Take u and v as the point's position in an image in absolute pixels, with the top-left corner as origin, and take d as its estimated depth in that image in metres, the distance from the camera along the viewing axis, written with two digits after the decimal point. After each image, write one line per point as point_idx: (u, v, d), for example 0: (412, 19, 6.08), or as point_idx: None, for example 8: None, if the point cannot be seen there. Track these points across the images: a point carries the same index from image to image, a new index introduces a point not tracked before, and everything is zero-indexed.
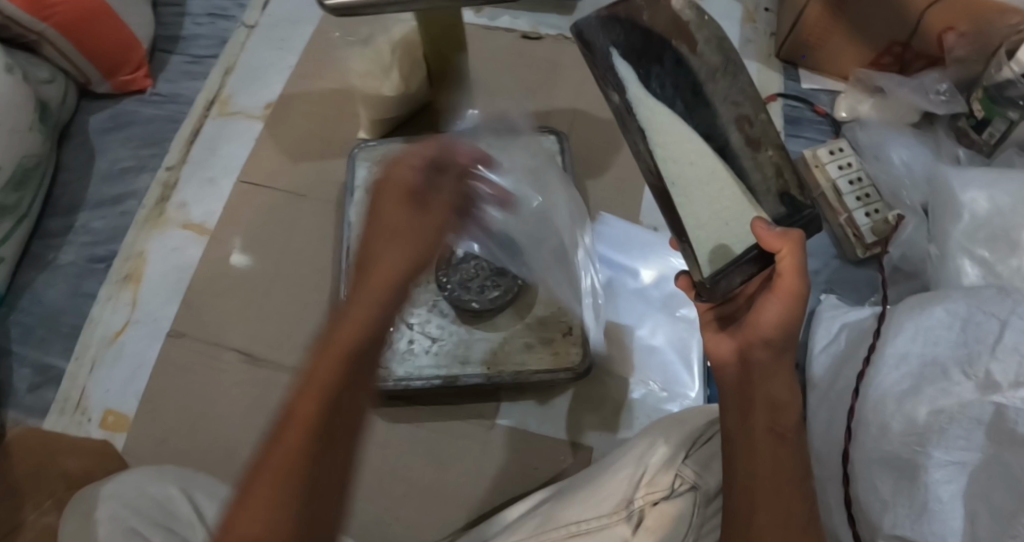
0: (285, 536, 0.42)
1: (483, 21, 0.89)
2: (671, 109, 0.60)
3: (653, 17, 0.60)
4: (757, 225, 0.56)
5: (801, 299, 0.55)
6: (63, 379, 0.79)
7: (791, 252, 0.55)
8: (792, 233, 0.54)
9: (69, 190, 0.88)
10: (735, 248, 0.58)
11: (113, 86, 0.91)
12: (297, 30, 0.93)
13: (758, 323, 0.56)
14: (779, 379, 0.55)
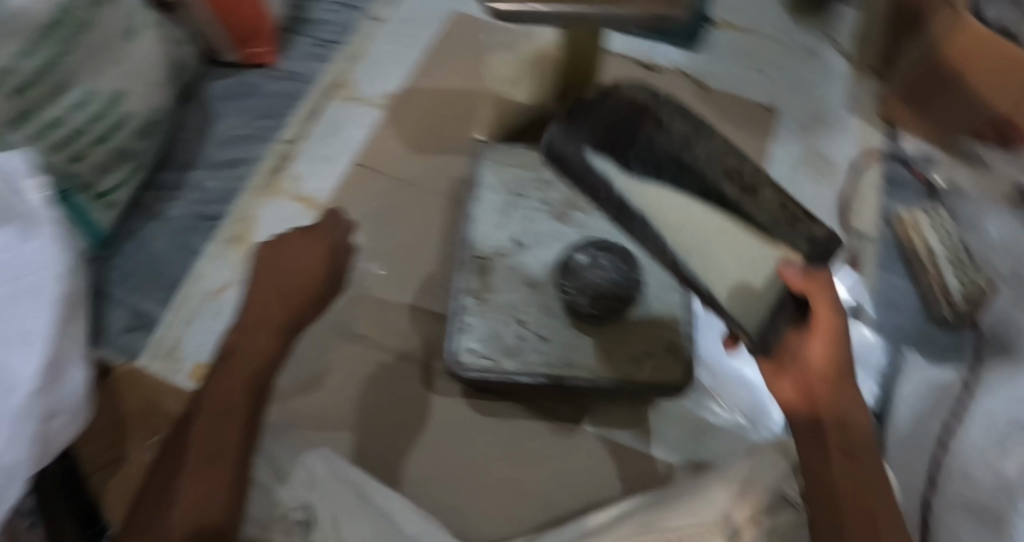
0: (208, 509, 0.53)
1: (617, 51, 0.91)
2: (658, 186, 0.62)
3: (615, 106, 0.62)
4: (783, 268, 0.57)
5: (840, 329, 0.57)
6: (157, 327, 0.82)
7: (820, 290, 0.56)
8: (819, 272, 0.56)
9: (185, 147, 0.92)
10: (756, 285, 0.60)
11: (239, 56, 0.95)
12: (423, 30, 0.97)
13: (813, 361, 0.57)
14: (839, 405, 0.57)
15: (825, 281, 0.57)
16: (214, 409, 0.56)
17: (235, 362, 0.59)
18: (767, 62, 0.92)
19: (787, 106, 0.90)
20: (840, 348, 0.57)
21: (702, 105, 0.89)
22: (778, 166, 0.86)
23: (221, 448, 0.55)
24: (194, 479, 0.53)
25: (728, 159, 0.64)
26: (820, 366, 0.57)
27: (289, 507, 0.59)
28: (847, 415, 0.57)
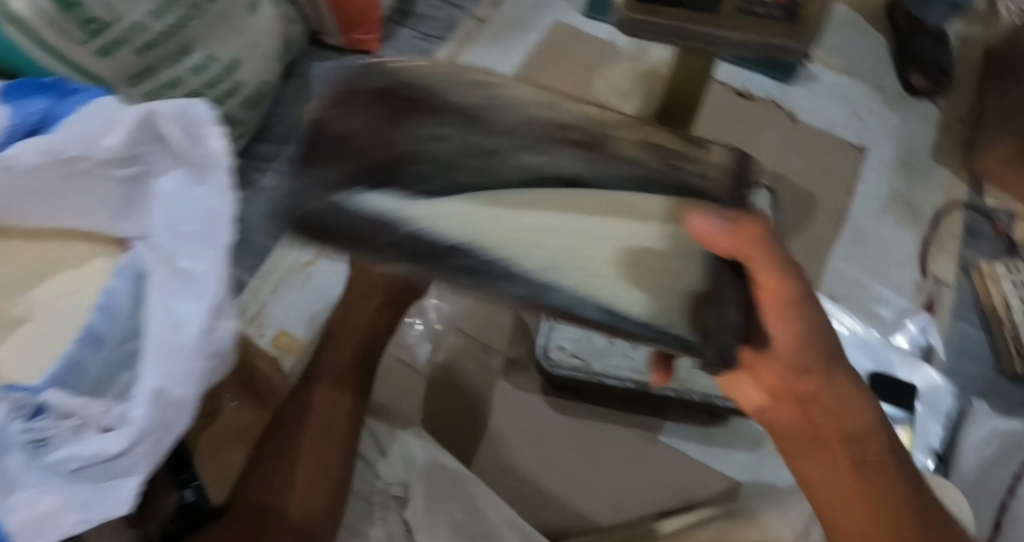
0: (329, 484, 0.61)
1: (729, 81, 0.93)
2: (438, 203, 0.43)
3: (354, 124, 0.43)
4: (697, 223, 0.42)
5: (797, 303, 0.47)
6: (244, 290, 0.84)
7: (751, 241, 0.43)
8: (744, 228, 0.42)
9: (285, 122, 0.95)
10: (652, 246, 0.44)
11: (345, 41, 0.98)
12: (525, 35, 0.99)
13: (788, 356, 0.51)
14: (834, 396, 0.52)
15: (762, 228, 0.43)
16: (322, 410, 0.64)
17: (326, 360, 0.67)
18: (859, 104, 0.93)
19: (874, 147, 0.91)
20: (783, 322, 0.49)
21: (793, 137, 0.91)
22: (862, 205, 0.88)
23: (333, 436, 0.63)
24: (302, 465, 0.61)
25: (548, 111, 0.45)
26: (794, 360, 0.51)
27: (392, 482, 0.62)
28: (839, 408, 0.53)
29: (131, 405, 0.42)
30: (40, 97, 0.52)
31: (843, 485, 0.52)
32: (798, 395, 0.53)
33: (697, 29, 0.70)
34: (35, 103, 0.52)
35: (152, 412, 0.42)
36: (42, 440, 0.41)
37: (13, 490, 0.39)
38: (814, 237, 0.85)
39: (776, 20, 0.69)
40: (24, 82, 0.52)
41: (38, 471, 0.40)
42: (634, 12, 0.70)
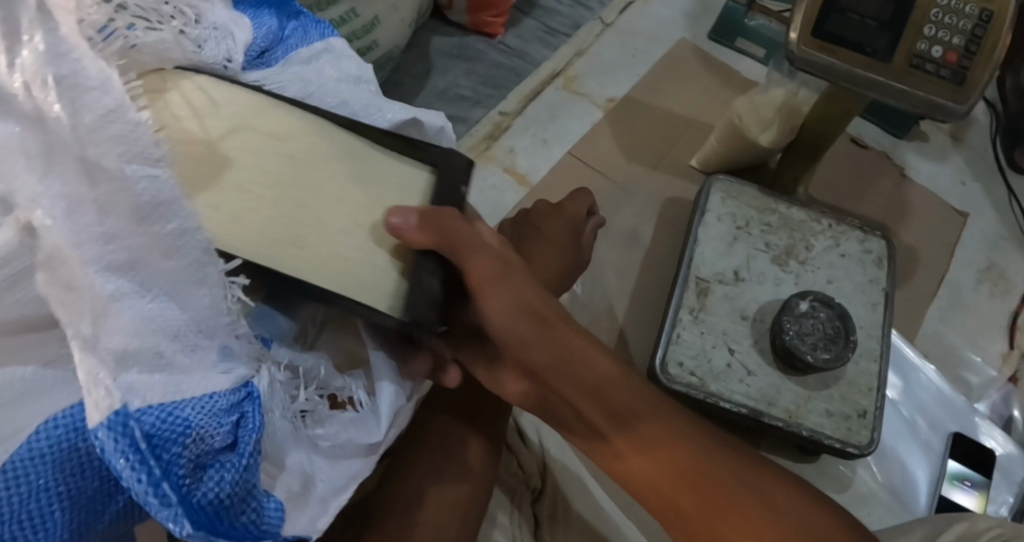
0: (475, 513, 0.56)
1: (850, 133, 0.95)
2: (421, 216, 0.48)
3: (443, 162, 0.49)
4: (393, 222, 0.44)
5: (444, 238, 0.46)
6: None
7: (445, 235, 0.46)
8: (421, 236, 0.45)
9: (401, 90, 0.94)
10: (368, 272, 0.45)
11: (471, 21, 0.98)
12: (651, 47, 0.99)
13: (577, 361, 0.49)
14: (548, 331, 0.49)
15: (451, 218, 0.46)
16: (469, 433, 0.60)
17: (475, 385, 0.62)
18: (964, 170, 0.96)
19: (976, 216, 0.93)
20: (560, 331, 0.50)
21: (901, 196, 0.93)
22: (961, 269, 0.90)
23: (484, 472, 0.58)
24: (439, 518, 0.55)
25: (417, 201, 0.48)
26: (671, 439, 0.49)
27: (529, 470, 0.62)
28: (649, 415, 0.49)
29: (372, 400, 0.45)
30: (269, 14, 0.51)
31: (713, 502, 0.47)
32: (605, 400, 0.49)
33: (863, 77, 0.72)
34: (270, 22, 0.51)
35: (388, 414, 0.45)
36: (306, 412, 0.43)
37: (285, 455, 0.41)
38: (915, 294, 0.88)
39: (942, 80, 0.71)
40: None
41: (293, 439, 0.42)
42: (807, 47, 0.72)
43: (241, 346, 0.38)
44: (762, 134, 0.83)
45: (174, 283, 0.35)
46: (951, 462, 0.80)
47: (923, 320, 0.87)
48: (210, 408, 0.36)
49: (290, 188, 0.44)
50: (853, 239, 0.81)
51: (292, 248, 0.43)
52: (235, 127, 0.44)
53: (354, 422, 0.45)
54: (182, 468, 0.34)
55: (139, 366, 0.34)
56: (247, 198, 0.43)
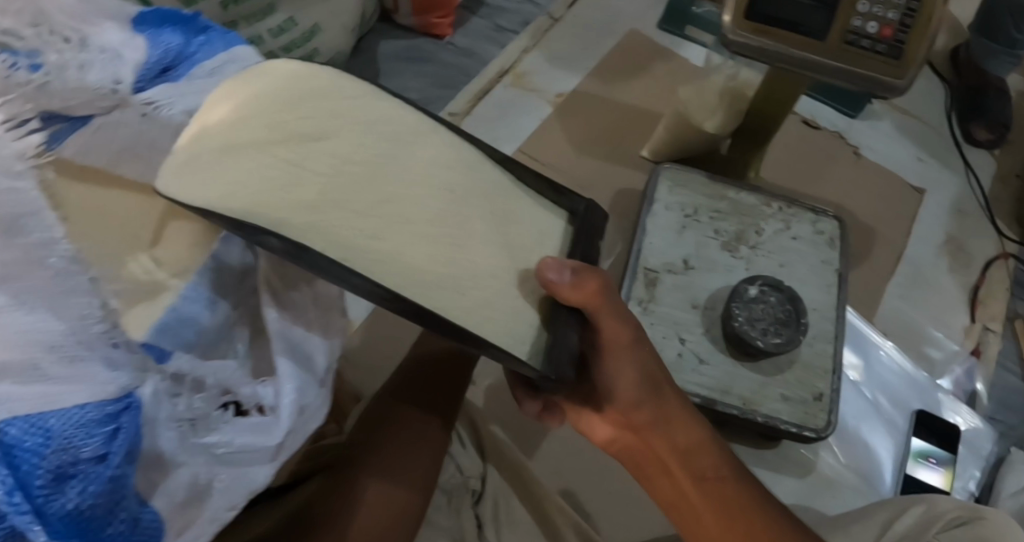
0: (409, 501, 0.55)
1: (802, 115, 0.94)
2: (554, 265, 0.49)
3: (585, 221, 0.50)
4: (546, 273, 0.45)
5: (595, 299, 0.47)
6: None
7: (599, 293, 0.46)
8: (578, 294, 0.45)
9: None
10: (501, 319, 0.45)
11: (417, 23, 0.97)
12: (601, 38, 0.98)
13: (671, 415, 0.56)
14: (659, 392, 0.55)
15: (601, 280, 0.47)
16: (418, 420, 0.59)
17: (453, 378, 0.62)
18: (920, 147, 0.95)
19: (934, 191, 0.93)
20: (664, 394, 0.56)
21: (858, 175, 0.92)
22: (920, 245, 0.89)
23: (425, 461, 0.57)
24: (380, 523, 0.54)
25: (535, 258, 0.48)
26: (741, 502, 0.54)
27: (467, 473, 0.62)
28: (723, 476, 0.55)
29: (280, 399, 0.42)
30: (173, 33, 0.50)
31: None
32: (682, 452, 0.56)
33: (799, 56, 0.71)
34: (171, 39, 0.50)
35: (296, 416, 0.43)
36: (197, 419, 0.39)
37: (174, 465, 0.38)
38: (873, 273, 0.87)
39: (879, 55, 0.71)
40: (154, 14, 0.51)
41: (179, 448, 0.39)
42: (740, 30, 0.71)
43: (124, 356, 0.37)
44: (710, 120, 0.82)
45: (45, 293, 0.35)
46: (915, 440, 0.80)
47: (882, 299, 0.86)
48: (79, 418, 0.34)
49: (441, 220, 0.44)
50: (805, 221, 0.81)
51: (401, 266, 0.41)
52: (324, 114, 0.41)
53: (257, 427, 0.41)
54: (39, 478, 0.33)
55: (7, 380, 0.33)
56: (339, 196, 0.40)
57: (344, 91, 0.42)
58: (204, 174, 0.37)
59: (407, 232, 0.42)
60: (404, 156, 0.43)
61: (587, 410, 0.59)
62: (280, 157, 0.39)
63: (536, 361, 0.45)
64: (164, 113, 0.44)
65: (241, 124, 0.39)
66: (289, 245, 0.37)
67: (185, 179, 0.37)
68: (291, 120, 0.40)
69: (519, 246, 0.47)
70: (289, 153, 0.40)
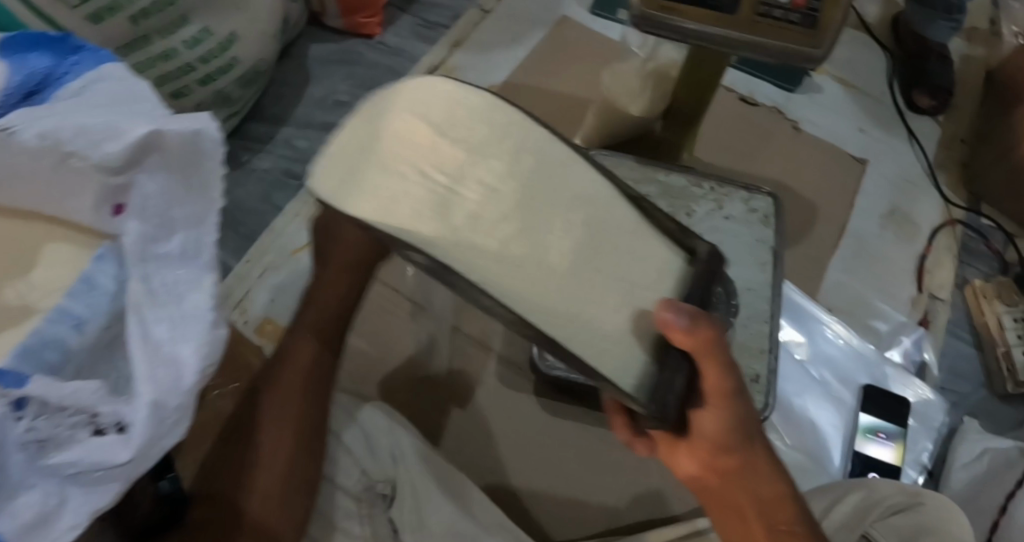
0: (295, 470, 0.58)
1: (739, 92, 0.93)
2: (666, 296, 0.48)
3: (705, 261, 0.50)
4: (664, 315, 0.45)
5: (705, 350, 0.46)
6: (230, 274, 0.83)
7: (708, 346, 0.46)
8: (694, 339, 0.45)
9: (278, 103, 0.92)
10: (619, 358, 0.46)
11: (345, 24, 0.95)
12: (532, 27, 0.97)
13: (752, 467, 0.54)
14: (749, 445, 0.54)
15: (713, 331, 0.46)
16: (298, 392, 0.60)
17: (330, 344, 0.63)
18: (862, 118, 0.93)
19: (877, 162, 0.91)
20: (749, 446, 0.54)
21: (797, 149, 0.90)
22: (864, 217, 0.88)
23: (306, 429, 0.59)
24: (268, 434, 0.59)
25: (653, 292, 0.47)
26: None
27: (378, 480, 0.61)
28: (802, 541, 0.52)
29: (135, 417, 0.41)
30: (42, 55, 0.50)
31: None
32: (765, 508, 0.54)
33: (711, 32, 0.70)
34: (38, 62, 0.50)
35: (153, 432, 0.42)
36: (45, 440, 0.40)
37: (21, 490, 0.39)
38: (815, 249, 0.85)
39: (794, 26, 0.69)
40: (23, 36, 0.50)
41: (25, 471, 0.39)
42: (650, 8, 0.69)
43: None
44: (635, 103, 0.81)
45: None
46: (864, 416, 0.78)
47: (825, 274, 0.85)
48: None
49: (578, 248, 0.44)
50: (737, 200, 0.80)
51: (525, 291, 0.42)
52: (493, 136, 0.42)
53: (110, 447, 0.41)
54: None
55: None
56: (483, 223, 0.41)
57: (499, 119, 0.43)
58: (369, 184, 0.40)
59: (540, 262, 0.42)
60: (549, 191, 0.44)
61: (672, 442, 0.57)
62: (438, 180, 0.41)
63: (639, 397, 0.47)
64: (15, 137, 0.45)
65: (409, 146, 0.41)
66: (434, 263, 0.40)
67: (358, 190, 0.40)
68: (464, 130, 0.42)
69: (637, 282, 0.47)
70: (443, 177, 0.41)
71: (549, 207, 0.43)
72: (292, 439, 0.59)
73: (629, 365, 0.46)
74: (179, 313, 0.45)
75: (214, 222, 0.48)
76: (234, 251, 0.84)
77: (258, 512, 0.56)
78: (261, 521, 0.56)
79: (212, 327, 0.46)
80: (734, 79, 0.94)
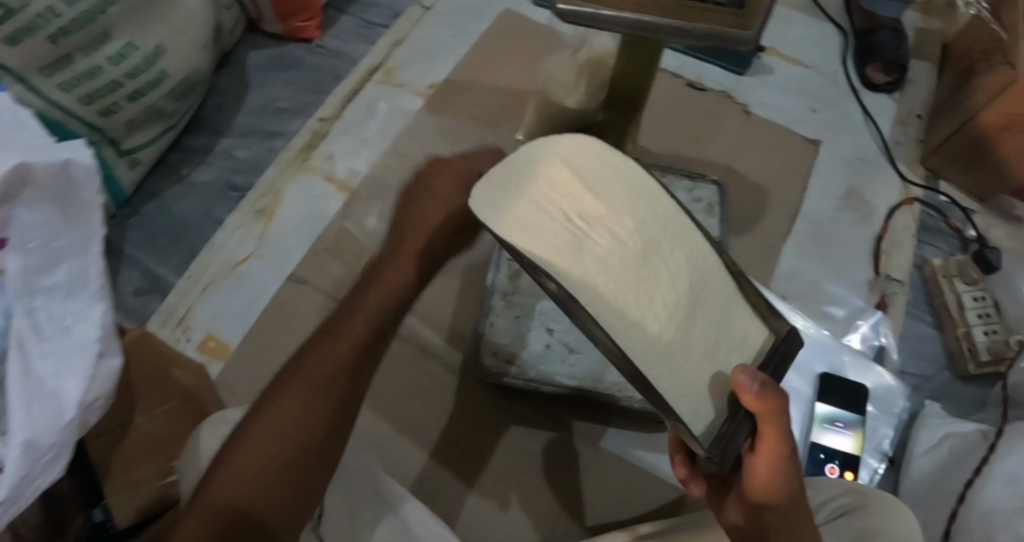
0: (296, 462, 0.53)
1: (687, 78, 0.90)
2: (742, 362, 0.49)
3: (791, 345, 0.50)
4: (740, 375, 0.46)
5: (775, 414, 0.46)
6: (171, 293, 0.81)
7: (774, 413, 0.46)
8: (765, 402, 0.46)
9: (217, 113, 0.91)
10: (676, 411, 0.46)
11: (283, 29, 0.93)
12: (474, 22, 0.95)
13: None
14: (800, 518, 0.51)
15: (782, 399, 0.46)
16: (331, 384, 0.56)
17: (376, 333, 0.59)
18: (814, 97, 0.91)
19: (831, 142, 0.88)
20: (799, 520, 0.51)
21: (746, 133, 0.88)
22: (818, 199, 0.86)
23: (320, 425, 0.55)
24: (288, 419, 0.54)
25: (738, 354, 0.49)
26: None
27: None
28: None
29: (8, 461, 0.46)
30: None
31: None
32: None
33: (635, 19, 0.66)
34: None
35: (27, 469, 0.47)
36: None
37: None
38: (767, 236, 0.83)
39: (720, 6, 0.67)
40: None
41: None
42: None
43: None
44: (570, 96, 0.80)
45: None
46: (821, 405, 0.75)
47: (778, 261, 0.82)
48: None
49: (692, 295, 0.48)
50: (680, 190, 0.78)
51: (636, 327, 0.46)
52: (631, 195, 0.48)
53: None
54: None
55: None
56: (606, 267, 0.46)
57: (637, 181, 0.49)
58: (516, 210, 0.47)
59: (652, 306, 0.46)
60: (667, 250, 0.48)
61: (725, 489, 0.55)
62: (575, 221, 0.47)
63: (703, 442, 0.47)
64: None
65: (562, 189, 0.48)
66: (564, 291, 0.45)
67: (504, 213, 0.48)
68: (603, 189, 0.48)
69: (726, 344, 0.49)
70: (583, 219, 0.47)
71: (665, 263, 0.47)
72: (311, 426, 0.54)
73: (700, 410, 0.47)
74: (66, 345, 0.51)
75: (97, 251, 0.54)
76: (176, 267, 0.83)
77: (248, 500, 0.52)
78: (248, 501, 0.52)
79: (99, 357, 0.52)
80: (682, 64, 0.92)
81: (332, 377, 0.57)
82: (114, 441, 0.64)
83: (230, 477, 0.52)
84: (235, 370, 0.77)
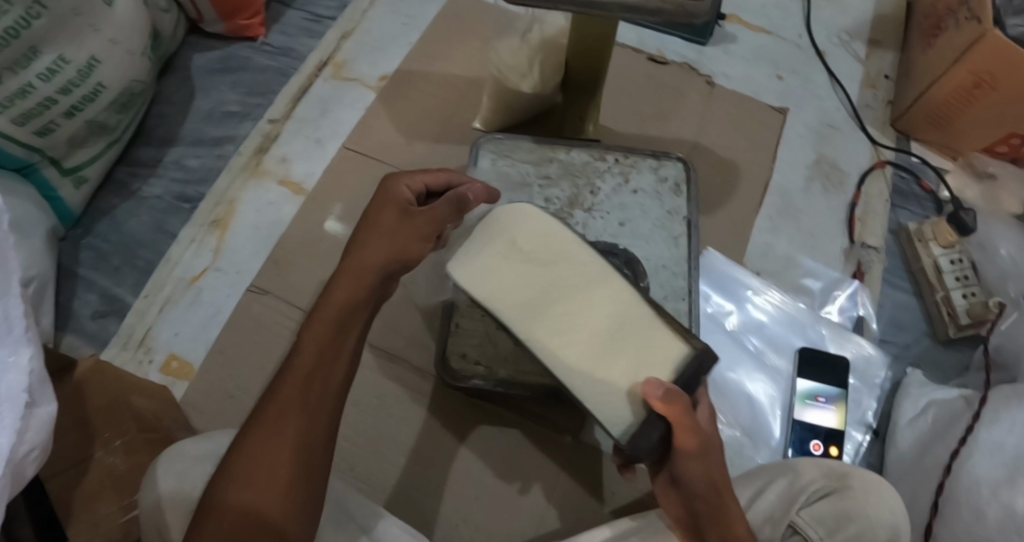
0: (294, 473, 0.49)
1: (646, 51, 0.88)
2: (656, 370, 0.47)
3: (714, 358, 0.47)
4: (649, 384, 0.45)
5: (681, 419, 0.45)
6: (129, 313, 0.78)
7: (683, 419, 0.45)
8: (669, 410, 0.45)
9: (164, 122, 0.87)
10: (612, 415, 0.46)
11: (227, 28, 0.89)
12: (423, 9, 0.92)
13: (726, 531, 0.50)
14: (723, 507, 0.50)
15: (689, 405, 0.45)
16: (316, 388, 0.51)
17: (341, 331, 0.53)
18: (779, 63, 0.88)
19: (797, 110, 0.86)
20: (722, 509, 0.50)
21: (711, 106, 0.85)
22: (788, 169, 0.83)
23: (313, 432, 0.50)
24: (263, 437, 0.49)
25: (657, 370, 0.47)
26: None
27: None
28: None
29: None
30: None
31: None
32: None
33: None
34: None
35: None
36: None
37: None
38: (738, 212, 0.81)
39: None
40: None
41: None
42: None
43: None
44: (525, 81, 0.76)
45: None
46: (802, 382, 0.74)
47: (750, 238, 0.80)
48: None
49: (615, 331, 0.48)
50: (646, 171, 0.75)
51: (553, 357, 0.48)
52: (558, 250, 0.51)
53: None
54: None
55: None
56: (538, 307, 0.49)
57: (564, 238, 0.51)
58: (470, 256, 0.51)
59: (573, 339, 0.48)
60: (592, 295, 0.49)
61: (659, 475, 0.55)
62: (516, 269, 0.50)
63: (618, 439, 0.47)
64: None
65: (506, 246, 0.51)
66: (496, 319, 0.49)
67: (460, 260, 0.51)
68: (533, 244, 0.51)
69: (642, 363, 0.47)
70: (520, 272, 0.50)
71: (589, 306, 0.49)
72: (303, 434, 0.50)
73: (622, 410, 0.47)
74: None
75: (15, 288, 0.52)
76: (132, 287, 0.79)
77: (258, 506, 0.48)
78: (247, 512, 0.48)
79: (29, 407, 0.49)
80: (640, 38, 0.89)
81: (309, 374, 0.51)
82: (74, 479, 0.61)
83: (229, 485, 0.48)
84: (199, 390, 0.75)
